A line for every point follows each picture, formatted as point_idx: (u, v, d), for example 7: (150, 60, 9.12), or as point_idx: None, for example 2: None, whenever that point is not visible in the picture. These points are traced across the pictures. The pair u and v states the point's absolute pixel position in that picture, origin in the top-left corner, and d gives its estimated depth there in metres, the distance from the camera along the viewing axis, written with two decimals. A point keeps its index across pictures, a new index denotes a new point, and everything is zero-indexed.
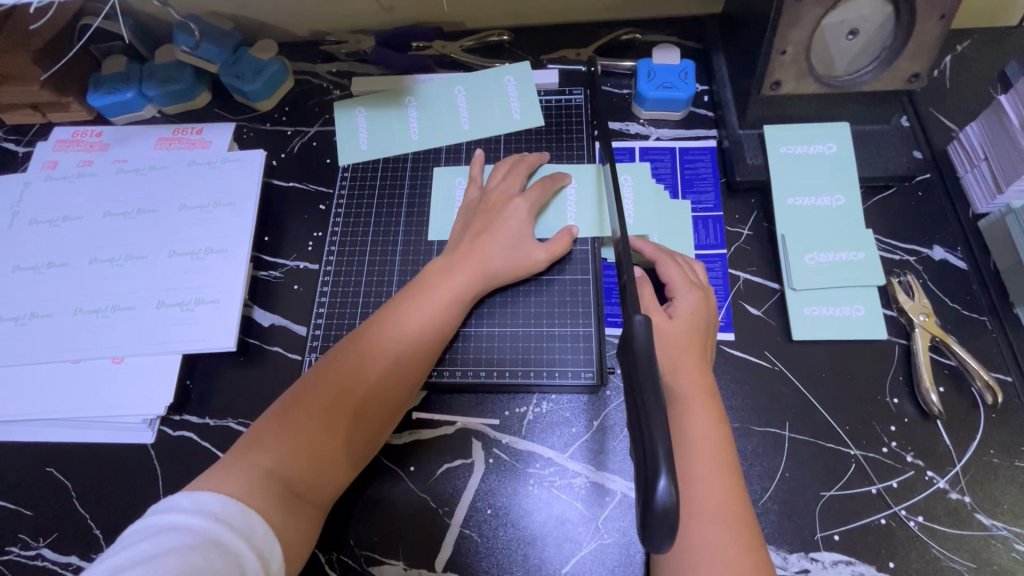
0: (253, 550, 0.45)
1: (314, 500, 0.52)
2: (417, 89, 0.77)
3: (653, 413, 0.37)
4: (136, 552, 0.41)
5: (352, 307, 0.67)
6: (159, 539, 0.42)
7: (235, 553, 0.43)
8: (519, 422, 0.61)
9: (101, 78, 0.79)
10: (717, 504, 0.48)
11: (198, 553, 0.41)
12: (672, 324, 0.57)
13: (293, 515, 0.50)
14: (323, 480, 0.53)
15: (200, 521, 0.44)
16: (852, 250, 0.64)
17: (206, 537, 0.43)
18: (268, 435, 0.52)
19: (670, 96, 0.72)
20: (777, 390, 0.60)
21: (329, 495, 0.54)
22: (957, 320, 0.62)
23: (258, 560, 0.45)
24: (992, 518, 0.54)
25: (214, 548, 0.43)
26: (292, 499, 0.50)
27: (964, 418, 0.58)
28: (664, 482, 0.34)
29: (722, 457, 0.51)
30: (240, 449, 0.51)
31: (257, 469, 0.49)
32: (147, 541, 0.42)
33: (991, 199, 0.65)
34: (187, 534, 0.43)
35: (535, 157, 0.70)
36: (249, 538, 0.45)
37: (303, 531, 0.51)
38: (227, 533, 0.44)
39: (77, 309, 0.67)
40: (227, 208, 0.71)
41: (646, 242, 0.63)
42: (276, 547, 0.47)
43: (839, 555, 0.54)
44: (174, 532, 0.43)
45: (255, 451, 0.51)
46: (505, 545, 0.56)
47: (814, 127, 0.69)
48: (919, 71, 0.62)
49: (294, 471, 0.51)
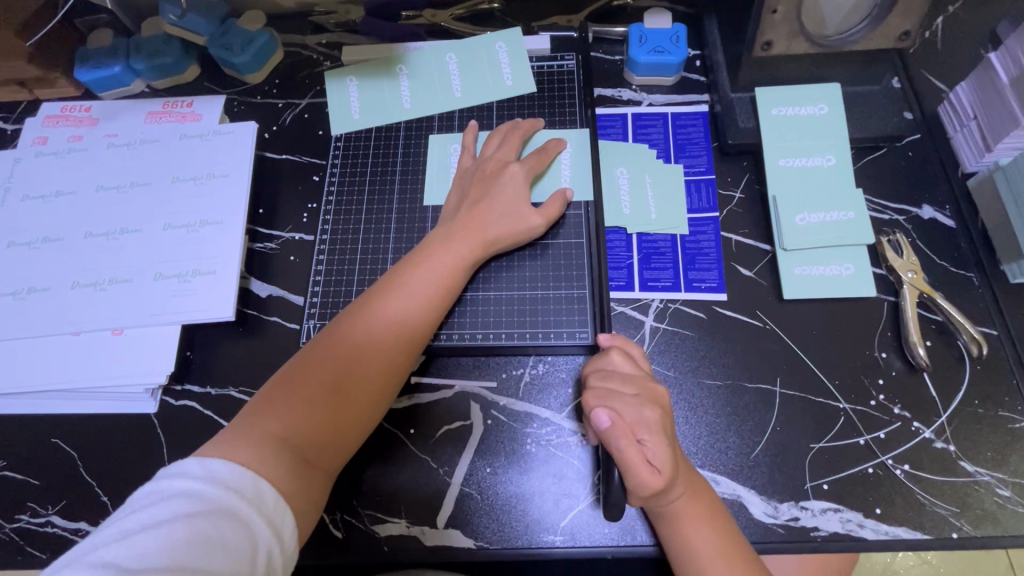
0: (264, 519, 0.45)
1: (325, 468, 0.53)
2: (409, 57, 0.76)
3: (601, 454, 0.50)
4: (149, 517, 0.42)
5: (348, 276, 0.68)
6: (171, 506, 0.43)
7: (247, 523, 0.44)
8: (516, 384, 0.62)
9: (87, 52, 0.78)
10: (703, 555, 0.51)
11: (208, 524, 0.42)
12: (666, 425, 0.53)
13: (305, 481, 0.51)
14: (332, 446, 0.54)
15: (211, 489, 0.45)
16: (842, 209, 0.64)
17: (219, 507, 0.44)
18: (279, 404, 0.53)
19: (662, 60, 0.72)
20: (768, 348, 0.62)
21: (339, 462, 0.55)
22: (944, 277, 0.63)
23: (270, 529, 0.45)
24: (976, 465, 0.56)
25: (226, 518, 0.43)
26: (302, 466, 0.51)
27: (951, 371, 0.59)
28: None
29: (692, 505, 0.52)
30: (250, 418, 0.52)
31: (269, 438, 0.51)
32: (159, 507, 0.43)
33: (980, 158, 0.66)
34: (201, 504, 0.43)
35: (530, 124, 0.70)
36: (261, 509, 0.46)
37: (315, 498, 0.52)
38: (238, 502, 0.45)
39: (75, 282, 0.67)
40: (220, 179, 0.71)
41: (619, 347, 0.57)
42: (288, 514, 0.48)
43: (828, 503, 0.55)
44: (186, 500, 0.43)
45: (266, 421, 0.52)
46: (504, 501, 0.58)
47: (806, 89, 0.69)
48: (910, 29, 0.63)
49: (305, 438, 0.52)
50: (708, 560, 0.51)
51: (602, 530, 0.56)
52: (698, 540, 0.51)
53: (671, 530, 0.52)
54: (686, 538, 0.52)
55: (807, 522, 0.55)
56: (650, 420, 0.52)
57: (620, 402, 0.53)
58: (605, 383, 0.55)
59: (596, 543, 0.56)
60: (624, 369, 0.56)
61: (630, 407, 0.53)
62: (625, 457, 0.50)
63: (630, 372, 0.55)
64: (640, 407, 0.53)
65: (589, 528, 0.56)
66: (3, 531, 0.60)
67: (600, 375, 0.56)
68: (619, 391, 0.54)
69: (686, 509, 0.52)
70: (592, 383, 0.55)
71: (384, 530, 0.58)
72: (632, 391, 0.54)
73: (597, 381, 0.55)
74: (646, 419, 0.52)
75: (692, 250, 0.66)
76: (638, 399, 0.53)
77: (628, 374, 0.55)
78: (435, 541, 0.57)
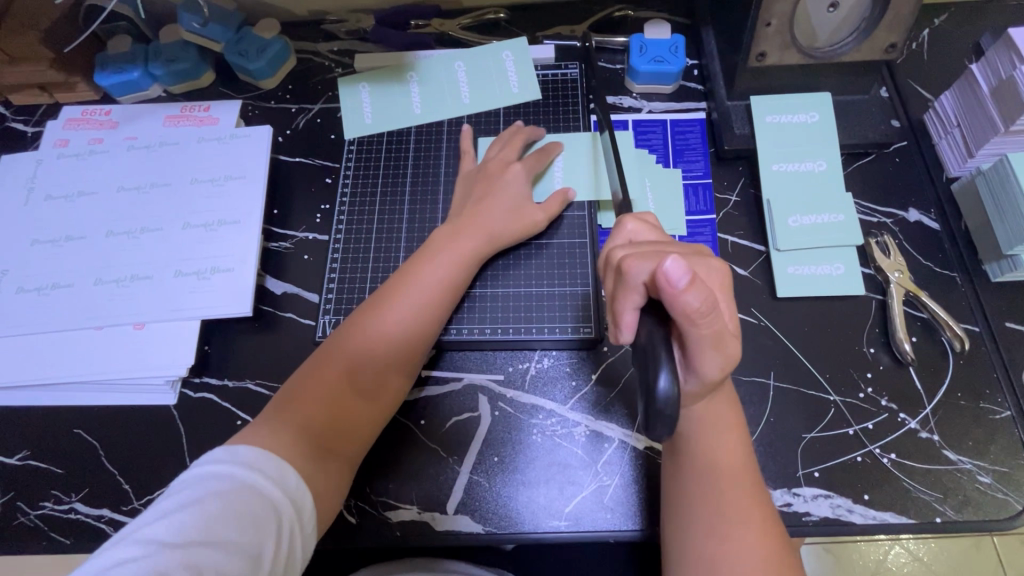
0: (287, 500, 0.48)
1: (346, 455, 0.56)
2: (419, 64, 0.79)
3: (687, 312, 0.44)
4: (182, 498, 0.45)
5: (362, 273, 0.71)
6: (202, 488, 0.46)
7: (270, 501, 0.47)
8: (522, 377, 0.65)
9: (107, 58, 0.81)
10: (726, 461, 0.50)
11: (238, 505, 0.45)
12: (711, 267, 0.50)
13: (325, 467, 0.53)
14: (351, 434, 0.56)
15: (238, 472, 0.47)
16: (833, 212, 0.68)
17: (244, 487, 0.47)
18: (298, 397, 0.56)
19: (661, 69, 0.75)
20: (762, 343, 0.65)
21: (359, 450, 0.57)
22: (929, 276, 0.66)
23: (293, 509, 0.48)
24: (959, 454, 0.59)
25: (253, 498, 0.46)
26: (323, 453, 0.54)
27: (935, 364, 0.62)
28: (665, 378, 0.42)
29: (726, 412, 0.52)
30: (271, 413, 0.55)
31: (289, 429, 0.53)
32: (191, 489, 0.46)
33: (963, 164, 0.69)
34: (228, 484, 0.46)
35: (553, 147, 0.72)
36: (284, 488, 0.49)
37: (337, 482, 0.54)
38: (263, 484, 0.48)
39: (97, 279, 0.70)
40: (237, 180, 0.74)
41: (643, 225, 0.54)
42: (308, 497, 0.50)
43: (819, 490, 0.58)
44: (216, 483, 0.46)
45: (286, 414, 0.54)
46: (511, 487, 0.61)
47: (798, 98, 0.72)
48: (896, 41, 0.66)
49: (324, 427, 0.55)
50: (727, 467, 0.50)
51: (605, 516, 0.59)
52: (724, 449, 0.51)
53: (703, 432, 0.51)
54: (715, 442, 0.51)
55: (799, 507, 0.58)
56: (717, 272, 0.50)
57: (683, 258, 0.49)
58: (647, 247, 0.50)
59: (598, 527, 0.59)
60: (648, 237, 0.54)
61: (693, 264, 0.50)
62: (715, 319, 0.45)
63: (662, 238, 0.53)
64: (704, 260, 0.50)
65: (592, 514, 0.59)
66: (28, 517, 0.63)
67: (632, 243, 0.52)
68: (670, 249, 0.51)
69: (717, 414, 0.52)
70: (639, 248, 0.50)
71: (395, 516, 0.60)
72: (685, 250, 0.51)
73: (636, 246, 0.51)
74: (713, 274, 0.50)
75: None
76: (696, 255, 0.51)
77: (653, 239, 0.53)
78: (444, 526, 0.60)
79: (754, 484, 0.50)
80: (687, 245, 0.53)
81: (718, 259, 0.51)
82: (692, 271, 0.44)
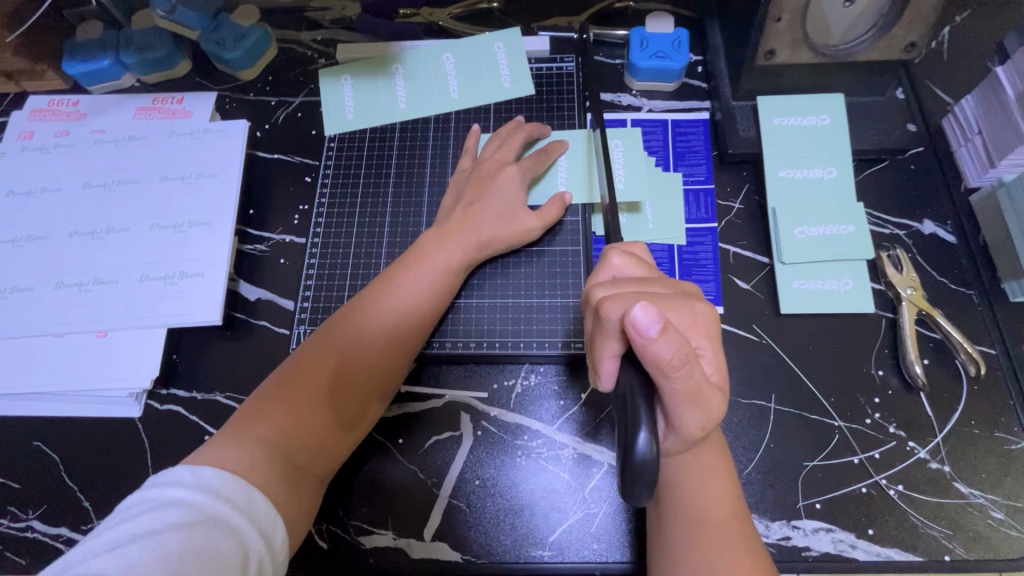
0: (256, 530, 0.43)
1: (316, 474, 0.51)
2: (405, 57, 0.75)
3: (659, 365, 0.40)
4: (138, 527, 0.40)
5: (340, 280, 0.67)
6: (161, 515, 0.40)
7: (239, 533, 0.42)
8: (507, 395, 0.61)
9: (76, 45, 0.76)
10: (715, 513, 0.46)
11: (202, 534, 0.40)
12: (699, 311, 0.46)
13: (295, 490, 0.48)
14: (324, 454, 0.52)
15: (203, 498, 0.42)
16: (842, 224, 0.63)
17: (211, 516, 0.41)
18: (268, 410, 0.50)
19: (662, 66, 0.70)
20: (764, 363, 0.61)
21: (331, 469, 0.53)
22: (944, 294, 0.62)
23: (262, 540, 0.43)
24: (970, 487, 0.55)
25: (220, 527, 0.41)
26: (293, 475, 0.49)
27: (948, 390, 0.58)
28: (644, 436, 0.38)
29: (711, 458, 0.49)
30: (237, 426, 0.49)
31: (257, 447, 0.48)
32: (149, 516, 0.40)
33: (983, 174, 0.64)
34: (192, 512, 0.41)
35: (555, 147, 0.67)
36: (253, 519, 0.43)
37: (306, 505, 0.50)
38: (231, 512, 0.42)
39: (59, 282, 0.66)
40: (210, 179, 0.70)
41: (628, 259, 0.50)
42: (278, 525, 0.45)
43: (820, 523, 0.55)
44: (177, 509, 0.41)
45: (254, 429, 0.49)
46: (491, 514, 0.57)
47: (809, 99, 0.68)
48: (916, 40, 0.61)
49: (296, 444, 0.50)
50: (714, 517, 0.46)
51: (591, 546, 0.55)
52: (711, 499, 0.47)
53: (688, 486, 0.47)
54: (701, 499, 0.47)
55: (799, 542, 0.54)
56: (705, 317, 0.46)
57: (665, 302, 0.45)
58: (628, 288, 0.46)
59: (584, 558, 0.55)
60: (635, 274, 0.49)
61: (678, 307, 0.45)
62: (693, 369, 0.41)
63: (651, 276, 0.49)
64: (690, 303, 0.46)
65: (578, 543, 0.56)
66: None
67: (613, 280, 0.48)
68: (652, 290, 0.47)
69: (704, 460, 0.48)
70: (619, 288, 0.46)
71: (370, 542, 0.57)
72: (668, 291, 0.47)
73: (615, 284, 0.47)
74: (700, 319, 0.46)
75: (688, 260, 0.65)
76: (682, 297, 0.46)
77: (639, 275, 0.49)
78: (421, 553, 0.56)
79: (746, 538, 0.46)
80: (673, 285, 0.48)
81: (706, 302, 0.47)
82: (665, 318, 0.40)
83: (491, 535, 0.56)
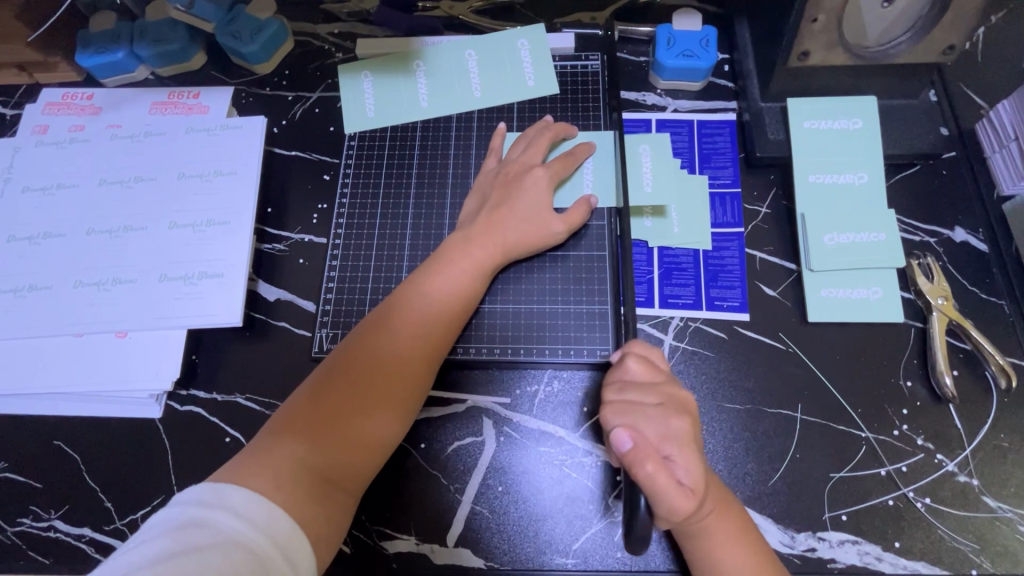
0: (276, 548, 0.42)
1: (348, 487, 0.51)
2: (426, 53, 0.73)
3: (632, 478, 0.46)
4: (153, 547, 0.39)
5: (362, 282, 0.66)
6: (178, 536, 0.40)
7: (258, 554, 0.41)
8: (530, 401, 0.61)
9: (89, 36, 0.74)
10: None
11: (219, 556, 0.39)
12: (677, 428, 0.49)
13: (326, 504, 0.48)
14: (356, 465, 0.51)
15: (221, 517, 0.42)
16: (873, 231, 0.62)
17: (229, 536, 0.41)
18: (300, 422, 0.50)
19: (690, 65, 0.69)
20: (790, 372, 0.60)
21: (363, 480, 0.52)
22: (975, 305, 0.61)
23: (284, 560, 0.42)
24: (998, 501, 0.55)
25: (238, 549, 0.40)
26: (324, 488, 0.48)
27: (977, 402, 0.58)
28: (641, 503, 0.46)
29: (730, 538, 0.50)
30: (270, 438, 0.49)
31: (290, 460, 0.48)
32: (165, 536, 0.40)
33: (1018, 181, 0.63)
34: (208, 531, 0.40)
35: (582, 150, 0.66)
36: (273, 537, 0.42)
37: (339, 519, 0.49)
38: (249, 532, 0.42)
39: (77, 281, 0.65)
40: (228, 176, 0.69)
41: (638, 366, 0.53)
42: (304, 542, 0.44)
43: (846, 535, 0.54)
44: (192, 530, 0.40)
45: (286, 442, 0.49)
46: (515, 521, 0.57)
47: (840, 102, 0.66)
48: (955, 43, 0.60)
49: (327, 457, 0.49)
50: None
51: (615, 554, 0.55)
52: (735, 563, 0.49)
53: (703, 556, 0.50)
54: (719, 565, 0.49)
55: (824, 553, 0.54)
56: (681, 431, 0.49)
57: (646, 416, 0.50)
58: (627, 397, 0.51)
59: (607, 567, 0.55)
60: (644, 378, 0.52)
61: (653, 422, 0.50)
62: (661, 477, 0.46)
63: (654, 383, 0.52)
64: (666, 418, 0.50)
65: (601, 552, 0.55)
66: (6, 534, 0.59)
67: (619, 387, 0.52)
68: (640, 403, 0.51)
69: (721, 530, 0.49)
70: (612, 398, 0.52)
71: (392, 547, 0.57)
72: (653, 402, 0.51)
73: (615, 395, 0.52)
74: (674, 432, 0.49)
75: (714, 266, 0.64)
76: (665, 410, 0.50)
77: (645, 383, 0.52)
78: (443, 559, 0.56)
79: None
80: (671, 396, 0.52)
81: (687, 417, 0.50)
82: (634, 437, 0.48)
83: (516, 543, 0.56)
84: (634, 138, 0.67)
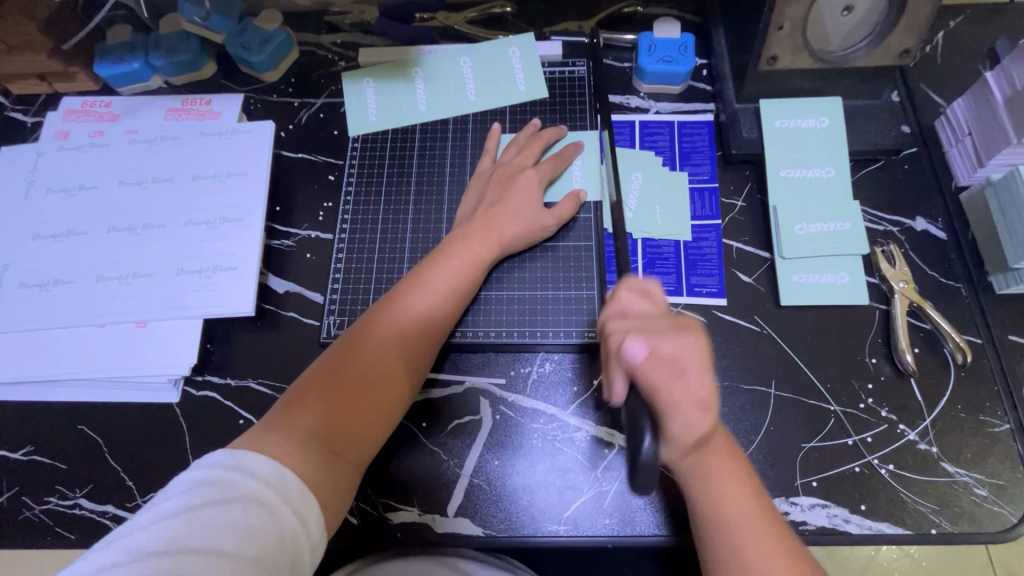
0: (290, 507, 0.47)
1: (353, 459, 0.55)
2: (424, 61, 0.78)
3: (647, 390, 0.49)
4: (179, 503, 0.44)
5: (366, 274, 0.70)
6: (200, 493, 0.44)
7: (273, 512, 0.45)
8: (524, 382, 0.65)
9: (106, 48, 0.79)
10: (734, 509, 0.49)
11: (238, 514, 0.44)
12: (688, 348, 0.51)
13: (333, 472, 0.52)
14: (359, 439, 0.55)
15: (239, 478, 0.46)
16: (840, 221, 0.67)
17: (246, 494, 0.45)
18: (309, 397, 0.54)
19: (669, 70, 0.74)
20: (765, 351, 0.65)
21: (366, 454, 0.56)
22: (933, 287, 0.66)
23: (297, 518, 0.47)
24: (956, 466, 0.59)
25: (254, 506, 0.45)
26: (331, 458, 0.52)
27: (936, 376, 0.62)
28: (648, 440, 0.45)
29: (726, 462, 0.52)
30: (281, 413, 0.53)
31: (300, 432, 0.52)
32: (189, 494, 0.44)
33: (973, 172, 0.68)
34: (227, 491, 0.45)
35: (570, 149, 0.71)
36: (287, 497, 0.47)
37: (344, 487, 0.53)
38: (265, 491, 0.46)
39: (99, 275, 0.70)
40: (239, 177, 0.74)
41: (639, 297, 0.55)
42: (314, 503, 0.49)
43: (816, 499, 0.59)
44: (214, 488, 0.44)
45: (297, 415, 0.53)
46: (511, 492, 0.61)
47: (808, 102, 0.71)
48: (910, 46, 0.65)
49: (333, 430, 0.54)
50: (741, 508, 0.50)
51: (604, 521, 0.59)
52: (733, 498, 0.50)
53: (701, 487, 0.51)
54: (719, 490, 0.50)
55: (796, 516, 0.58)
56: (692, 346, 0.51)
57: (658, 335, 0.51)
58: (634, 322, 0.53)
59: (597, 532, 0.59)
60: (643, 308, 0.55)
61: (666, 336, 0.51)
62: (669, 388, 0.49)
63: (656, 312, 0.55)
64: (679, 336, 0.51)
65: (591, 519, 0.60)
66: (33, 512, 0.63)
67: (625, 314, 0.54)
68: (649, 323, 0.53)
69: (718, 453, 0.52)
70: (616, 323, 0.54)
71: (397, 518, 0.61)
72: (664, 323, 0.53)
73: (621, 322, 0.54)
74: (687, 351, 0.50)
75: (694, 255, 0.68)
76: (675, 328, 0.52)
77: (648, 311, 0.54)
78: (444, 528, 0.60)
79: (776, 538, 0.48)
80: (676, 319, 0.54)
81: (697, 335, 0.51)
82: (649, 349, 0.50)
83: (512, 512, 0.60)
84: (626, 166, 0.72)
